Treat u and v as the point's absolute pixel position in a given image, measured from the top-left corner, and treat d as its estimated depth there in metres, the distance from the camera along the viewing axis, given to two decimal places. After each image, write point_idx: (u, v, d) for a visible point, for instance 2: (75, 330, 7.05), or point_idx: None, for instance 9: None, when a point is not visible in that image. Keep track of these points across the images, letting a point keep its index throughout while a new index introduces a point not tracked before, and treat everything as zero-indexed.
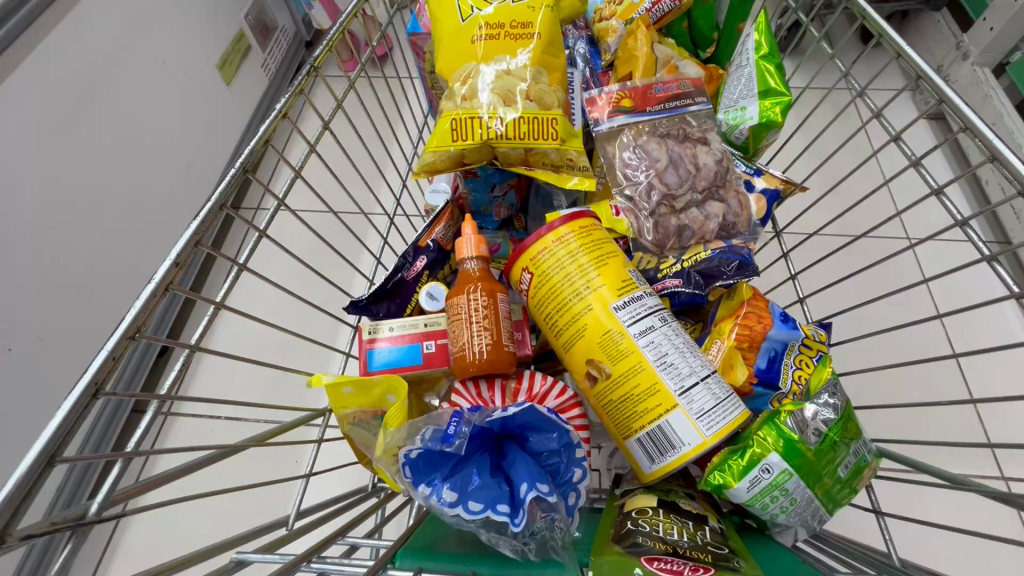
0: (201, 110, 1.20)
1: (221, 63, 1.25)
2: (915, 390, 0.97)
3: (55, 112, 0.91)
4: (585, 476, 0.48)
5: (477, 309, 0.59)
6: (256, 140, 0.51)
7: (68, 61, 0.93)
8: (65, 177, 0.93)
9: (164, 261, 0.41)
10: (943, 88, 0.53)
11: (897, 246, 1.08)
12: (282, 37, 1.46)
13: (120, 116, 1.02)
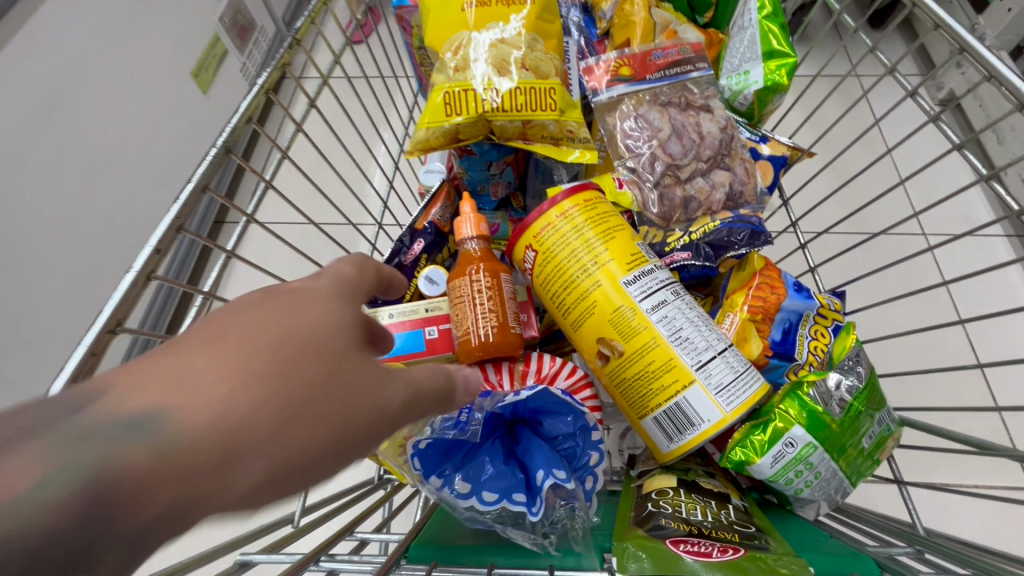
0: (186, 102, 1.15)
1: (197, 70, 1.17)
2: (923, 358, 0.96)
3: (32, 110, 0.86)
4: (602, 459, 0.46)
5: (481, 292, 0.57)
6: (238, 117, 0.47)
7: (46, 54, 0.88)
8: (43, 178, 0.88)
9: (144, 249, 0.38)
10: (963, 35, 0.50)
11: (901, 213, 1.06)
12: (262, 41, 1.37)
13: (98, 112, 0.97)
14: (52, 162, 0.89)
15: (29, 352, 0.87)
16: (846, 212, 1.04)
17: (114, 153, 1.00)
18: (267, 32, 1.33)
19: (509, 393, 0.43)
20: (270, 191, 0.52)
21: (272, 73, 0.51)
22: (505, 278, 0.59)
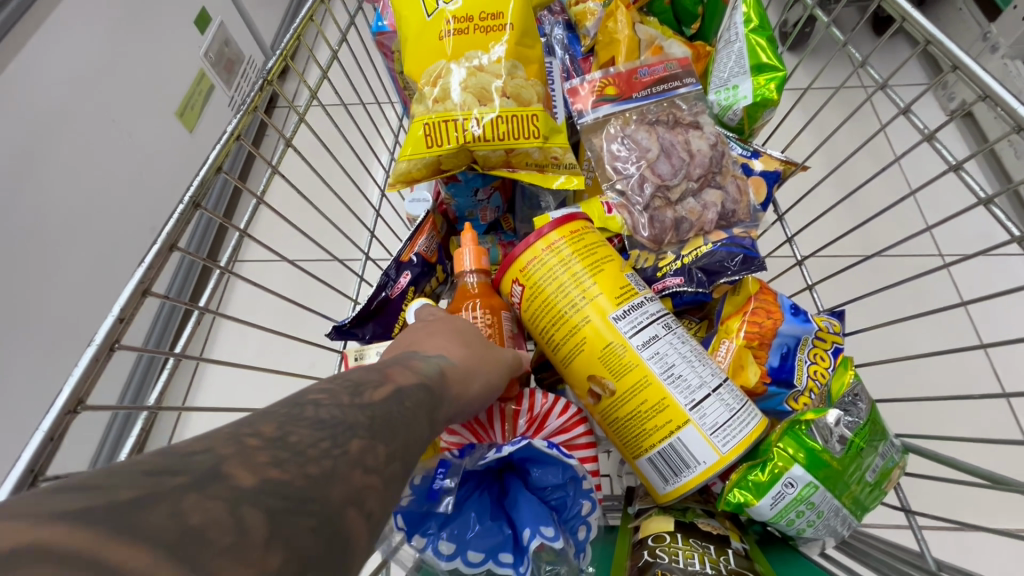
0: (173, 131, 1.14)
1: (182, 109, 1.16)
2: (936, 376, 0.93)
3: (15, 151, 0.85)
4: (594, 508, 0.45)
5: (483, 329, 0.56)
6: (206, 168, 0.45)
7: (27, 93, 0.87)
8: (28, 219, 0.87)
9: (106, 319, 0.37)
10: (955, 52, 0.48)
11: (914, 227, 1.03)
12: (250, 69, 1.37)
13: (82, 155, 0.95)
14: (38, 201, 0.88)
15: (18, 396, 0.85)
16: (855, 221, 1.01)
17: (101, 189, 0.99)
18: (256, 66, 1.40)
19: (491, 449, 0.44)
20: (246, 240, 0.50)
21: (242, 118, 0.50)
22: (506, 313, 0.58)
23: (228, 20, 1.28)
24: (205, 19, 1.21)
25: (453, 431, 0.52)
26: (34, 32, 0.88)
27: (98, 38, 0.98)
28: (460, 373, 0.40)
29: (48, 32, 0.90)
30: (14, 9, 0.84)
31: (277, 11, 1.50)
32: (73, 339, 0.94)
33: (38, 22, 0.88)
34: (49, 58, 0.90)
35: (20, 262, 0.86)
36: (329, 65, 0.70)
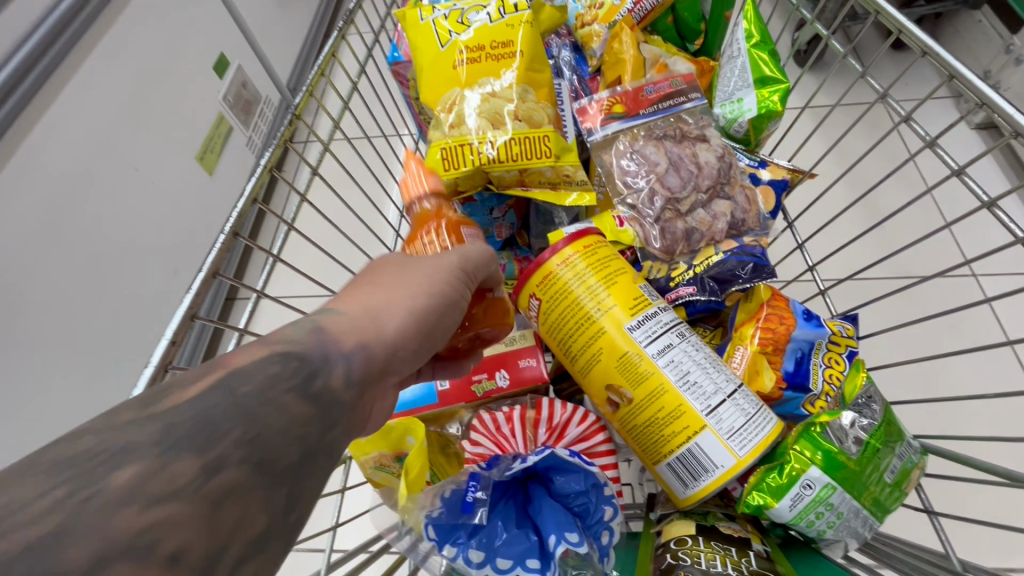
0: (193, 170, 1.20)
1: (202, 153, 1.22)
2: (959, 380, 0.92)
3: (48, 199, 0.90)
4: (616, 513, 0.46)
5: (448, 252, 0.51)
6: (243, 199, 0.49)
7: (60, 143, 0.92)
8: (60, 261, 0.92)
9: (160, 342, 0.40)
10: (950, 61, 0.50)
11: (934, 225, 1.01)
12: (266, 108, 1.44)
13: (111, 195, 1.01)
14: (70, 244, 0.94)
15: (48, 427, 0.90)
16: (868, 224, 0.99)
17: (125, 229, 1.04)
18: (272, 105, 1.47)
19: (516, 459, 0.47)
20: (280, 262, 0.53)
21: (274, 152, 0.54)
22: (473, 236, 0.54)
23: (245, 63, 1.34)
24: (224, 62, 1.27)
25: (476, 442, 0.56)
26: (66, 83, 0.93)
27: (127, 83, 1.04)
28: (352, 320, 0.36)
29: (81, 81, 0.95)
30: (46, 65, 0.89)
31: (293, 46, 1.55)
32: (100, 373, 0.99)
33: (69, 74, 0.93)
34: (81, 107, 0.96)
35: (53, 301, 0.91)
36: (350, 96, 0.74)
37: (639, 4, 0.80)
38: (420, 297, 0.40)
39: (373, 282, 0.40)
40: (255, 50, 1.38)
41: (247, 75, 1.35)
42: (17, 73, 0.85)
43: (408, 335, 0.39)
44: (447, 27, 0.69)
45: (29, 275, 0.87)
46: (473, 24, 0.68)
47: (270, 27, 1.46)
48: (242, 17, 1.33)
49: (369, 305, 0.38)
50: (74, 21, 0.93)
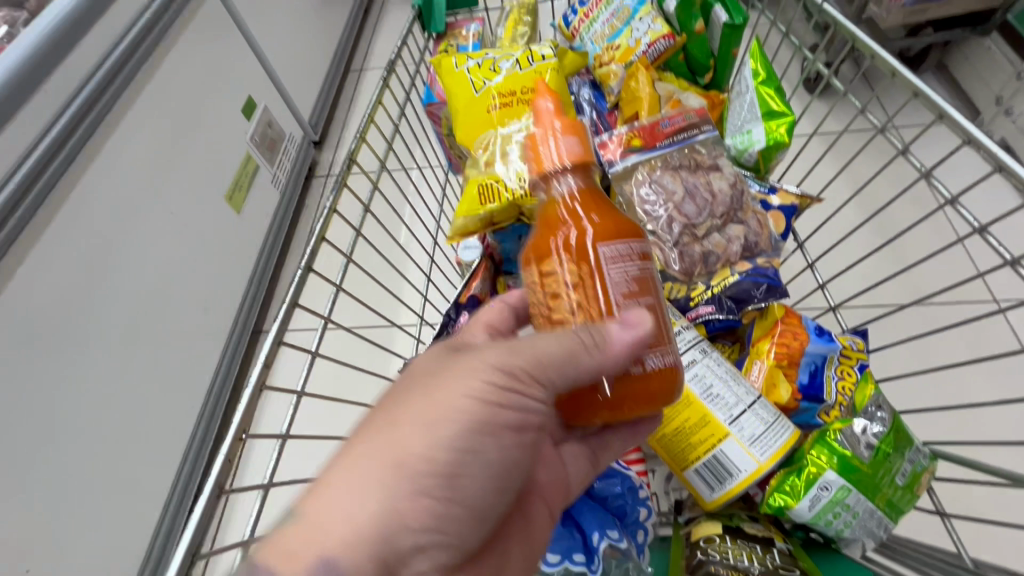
0: (223, 210, 1.21)
1: (230, 193, 1.23)
2: (972, 391, 0.95)
3: (92, 247, 0.92)
4: (649, 513, 0.53)
5: (567, 274, 0.44)
6: (313, 238, 0.56)
7: (104, 194, 0.95)
8: (110, 306, 0.95)
9: (256, 364, 0.46)
10: (938, 103, 0.56)
11: (947, 239, 1.05)
12: (291, 146, 1.46)
13: (164, 228, 1.06)
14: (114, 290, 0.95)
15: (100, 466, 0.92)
16: (881, 240, 1.04)
17: (173, 267, 1.08)
18: (295, 142, 1.48)
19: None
20: (342, 292, 0.60)
21: (336, 195, 0.61)
22: (608, 255, 0.43)
23: (272, 103, 1.38)
24: (252, 104, 1.30)
25: None
26: (112, 136, 0.96)
27: (176, 119, 1.09)
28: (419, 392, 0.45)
29: (131, 120, 1.00)
30: (90, 123, 0.92)
31: (319, 81, 1.59)
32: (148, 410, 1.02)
33: (113, 128, 0.97)
34: (126, 156, 0.99)
35: (104, 345, 0.94)
36: (390, 140, 0.83)
37: (653, 45, 0.86)
38: (443, 437, 0.39)
39: (399, 419, 0.40)
40: (280, 91, 1.42)
41: (274, 115, 1.38)
42: (64, 132, 0.88)
43: (432, 489, 0.38)
44: (480, 75, 0.77)
45: (78, 323, 0.90)
46: (503, 72, 0.76)
47: (297, 64, 1.49)
48: (268, 57, 1.37)
49: (396, 455, 0.38)
50: (115, 81, 0.97)
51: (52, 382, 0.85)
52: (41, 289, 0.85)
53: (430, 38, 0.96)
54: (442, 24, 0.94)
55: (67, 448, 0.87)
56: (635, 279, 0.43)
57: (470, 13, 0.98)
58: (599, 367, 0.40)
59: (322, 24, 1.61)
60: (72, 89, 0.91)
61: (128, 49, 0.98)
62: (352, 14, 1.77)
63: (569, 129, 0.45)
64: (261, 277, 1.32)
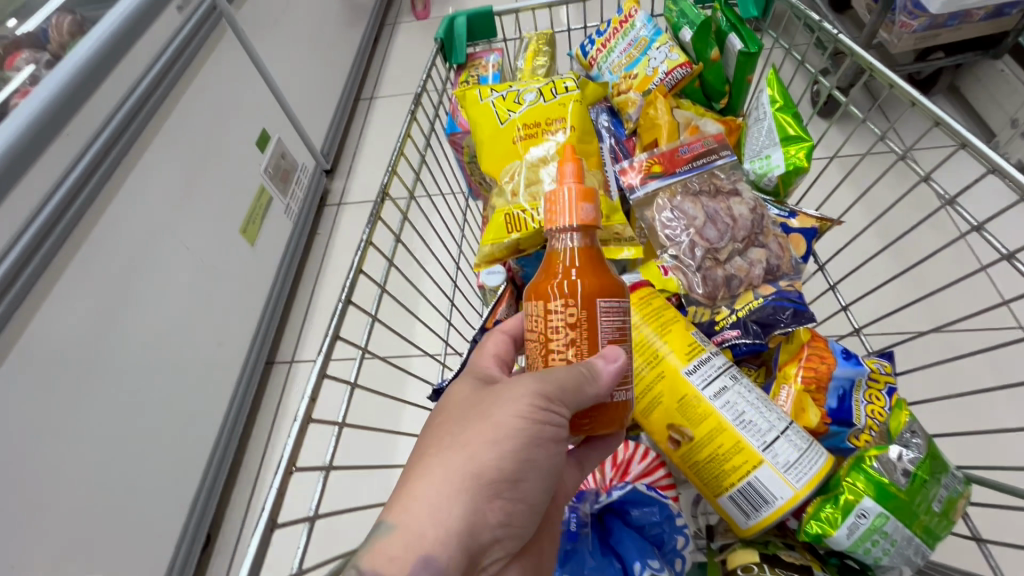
0: (237, 243, 1.22)
1: (245, 227, 1.24)
2: (1000, 410, 0.95)
3: (117, 275, 0.93)
4: (688, 542, 0.54)
5: (566, 319, 0.44)
6: (351, 271, 0.58)
7: (129, 223, 0.96)
8: (134, 334, 0.95)
9: (303, 398, 0.48)
10: (961, 133, 0.57)
11: (969, 267, 1.05)
12: (303, 176, 1.49)
13: (188, 254, 1.08)
14: (139, 318, 0.96)
15: (125, 495, 0.92)
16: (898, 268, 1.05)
17: (195, 293, 1.09)
18: (308, 172, 1.51)
19: (602, 494, 0.57)
20: (378, 322, 0.61)
21: (371, 227, 0.63)
22: (602, 309, 0.44)
23: (285, 135, 1.40)
24: (265, 136, 1.32)
25: None
26: (138, 165, 0.97)
27: (198, 147, 1.11)
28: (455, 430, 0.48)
29: (156, 149, 1.01)
30: (118, 152, 0.93)
31: (329, 109, 1.61)
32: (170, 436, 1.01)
33: (138, 157, 0.98)
34: (150, 185, 1.00)
35: (131, 370, 0.93)
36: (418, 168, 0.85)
37: (670, 74, 0.89)
38: (507, 450, 0.41)
39: (465, 441, 0.42)
40: (293, 122, 1.44)
41: (286, 147, 1.41)
42: (93, 161, 0.89)
43: (503, 490, 0.41)
44: (504, 106, 0.79)
45: (102, 351, 0.89)
46: (526, 103, 0.79)
47: (309, 92, 1.51)
48: (281, 88, 1.39)
49: (473, 469, 0.41)
50: (141, 111, 0.98)
51: (82, 410, 0.85)
52: (66, 318, 0.84)
53: (451, 69, 0.98)
54: (463, 55, 0.97)
55: (94, 478, 0.86)
56: (620, 328, 0.45)
57: (489, 44, 1.01)
58: (597, 396, 0.43)
59: (333, 54, 1.65)
60: (102, 118, 0.91)
61: (154, 81, 1.00)
62: (362, 43, 1.81)
63: (584, 192, 0.45)
64: (274, 306, 1.33)
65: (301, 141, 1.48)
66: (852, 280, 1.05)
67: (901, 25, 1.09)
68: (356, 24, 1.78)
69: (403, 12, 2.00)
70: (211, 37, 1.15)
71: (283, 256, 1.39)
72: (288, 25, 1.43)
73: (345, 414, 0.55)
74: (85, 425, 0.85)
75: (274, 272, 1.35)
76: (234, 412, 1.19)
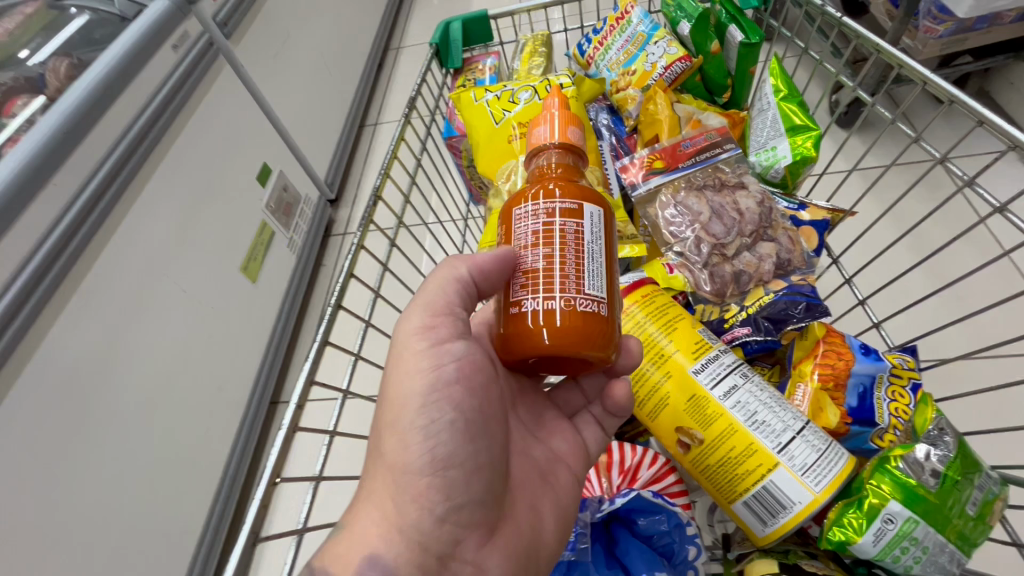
0: (238, 281, 1.16)
1: (246, 264, 1.18)
2: None
3: (113, 320, 0.86)
4: (700, 552, 0.52)
5: (506, 237, 0.45)
6: (342, 275, 0.56)
7: (124, 266, 0.89)
8: (133, 382, 0.89)
9: (289, 405, 0.46)
10: (977, 109, 0.54)
11: (992, 253, 1.00)
12: (306, 207, 1.44)
13: (198, 272, 1.04)
14: (135, 365, 0.90)
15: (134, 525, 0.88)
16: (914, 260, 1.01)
17: (197, 328, 1.04)
18: (311, 203, 1.47)
19: (605, 501, 0.55)
20: (371, 326, 0.58)
21: (363, 230, 0.61)
22: (520, 214, 0.43)
23: (288, 167, 1.36)
24: (267, 169, 1.27)
25: None
26: (136, 200, 0.92)
27: (203, 161, 1.07)
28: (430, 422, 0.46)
29: (167, 167, 0.98)
30: (115, 191, 0.87)
31: (332, 136, 1.58)
32: (168, 480, 0.96)
33: (135, 197, 0.92)
34: (148, 221, 0.94)
35: (130, 416, 0.88)
36: (415, 173, 0.83)
37: (670, 68, 0.87)
38: None
39: (386, 423, 0.41)
40: (295, 153, 1.39)
41: (289, 179, 1.36)
42: (88, 203, 0.83)
43: (428, 470, 0.39)
44: (500, 106, 0.78)
45: (94, 401, 0.82)
46: (522, 102, 0.77)
47: (312, 119, 1.47)
48: (284, 118, 1.35)
49: (388, 462, 0.41)
50: (148, 134, 0.93)
51: (86, 451, 0.81)
52: (65, 358, 0.79)
53: (448, 74, 0.97)
54: (459, 60, 0.95)
55: (100, 511, 0.82)
56: (542, 229, 0.42)
57: (485, 48, 1.00)
58: (467, 271, 0.44)
59: (338, 79, 1.62)
60: (100, 158, 0.85)
61: (151, 116, 0.94)
62: (368, 58, 1.82)
63: (565, 116, 0.47)
64: (277, 345, 1.27)
65: (303, 170, 1.44)
66: (869, 274, 1.01)
67: (926, 30, 1.06)
68: (361, 49, 1.76)
69: (407, 36, 1.99)
70: (209, 72, 1.10)
71: (287, 289, 1.34)
72: (291, 51, 1.39)
73: (337, 422, 0.53)
74: (90, 457, 0.81)
75: (277, 304, 1.29)
76: (242, 437, 1.15)
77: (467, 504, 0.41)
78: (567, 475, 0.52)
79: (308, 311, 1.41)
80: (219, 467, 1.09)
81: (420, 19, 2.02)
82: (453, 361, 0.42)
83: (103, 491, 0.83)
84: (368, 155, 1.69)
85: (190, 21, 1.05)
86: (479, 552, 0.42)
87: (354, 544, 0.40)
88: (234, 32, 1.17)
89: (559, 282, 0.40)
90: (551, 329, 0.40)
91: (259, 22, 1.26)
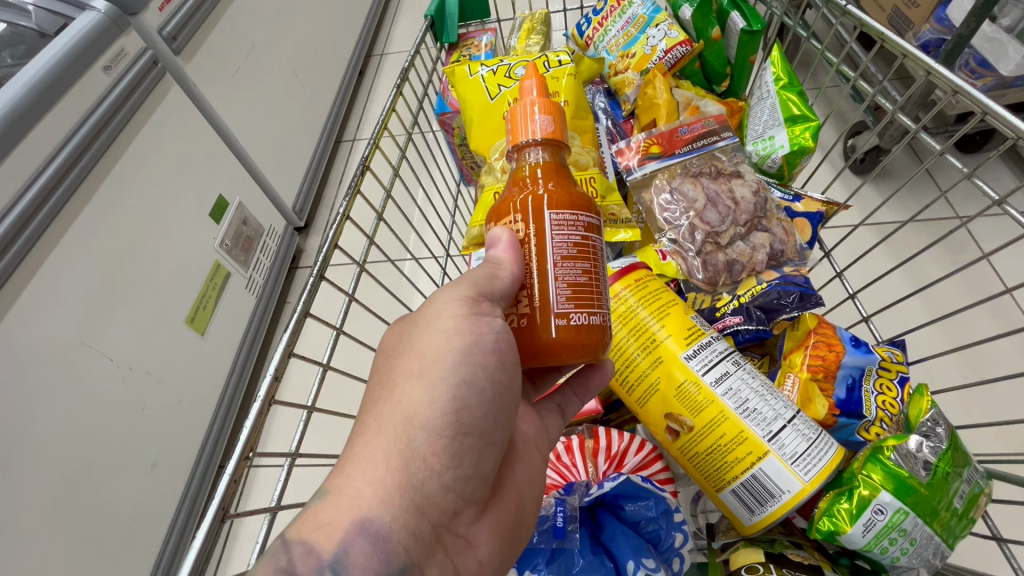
0: (184, 334, 1.03)
1: (192, 315, 1.05)
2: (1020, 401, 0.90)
3: (68, 320, 0.81)
4: (685, 540, 0.52)
5: (528, 235, 0.41)
6: (326, 245, 0.53)
7: (75, 265, 0.82)
8: (57, 433, 0.78)
9: (265, 378, 0.43)
10: (984, 101, 0.53)
11: (972, 256, 1.04)
12: (271, 240, 1.33)
13: (167, 258, 0.98)
14: (47, 428, 0.77)
15: (92, 527, 0.83)
16: (894, 261, 1.03)
17: (127, 393, 0.90)
18: (275, 234, 1.35)
19: (592, 486, 0.54)
20: (355, 300, 0.54)
21: (349, 200, 0.57)
22: (553, 220, 0.40)
23: (246, 197, 1.22)
24: (223, 203, 1.13)
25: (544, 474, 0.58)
26: (65, 232, 0.80)
27: (177, 146, 1.01)
28: None
29: (138, 146, 0.92)
30: (52, 207, 0.78)
31: (301, 157, 1.44)
32: (112, 513, 0.87)
33: (75, 214, 0.82)
34: (104, 225, 0.86)
35: (62, 465, 0.78)
36: (406, 145, 0.78)
37: (670, 51, 0.85)
38: (450, 387, 0.37)
39: (396, 384, 0.38)
40: (256, 176, 1.26)
41: (249, 211, 1.23)
42: (13, 228, 0.73)
43: (450, 432, 0.37)
44: (496, 81, 0.76)
45: (44, 402, 0.77)
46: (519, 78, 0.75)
47: (275, 136, 1.33)
48: (241, 138, 1.20)
49: (399, 413, 0.37)
50: (116, 116, 0.88)
51: (37, 446, 0.75)
52: (22, 350, 0.74)
53: (443, 49, 0.94)
54: (454, 36, 0.92)
55: (53, 514, 0.77)
56: (580, 241, 0.41)
57: (482, 24, 0.96)
58: None
59: (314, 82, 1.50)
60: (20, 184, 0.74)
61: (79, 145, 0.81)
62: (359, 38, 1.78)
63: (546, 103, 0.43)
64: (242, 365, 1.19)
65: (268, 197, 1.32)
66: (860, 268, 1.03)
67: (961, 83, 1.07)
68: (338, 56, 1.64)
69: (391, 40, 1.87)
70: (158, 87, 0.98)
71: (258, 298, 1.27)
72: (261, 57, 1.27)
73: (316, 396, 0.51)
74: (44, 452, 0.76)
75: (239, 337, 1.19)
76: (212, 439, 1.10)
77: (474, 476, 0.39)
78: (542, 457, 0.50)
79: (273, 338, 1.32)
80: (180, 485, 1.02)
81: (405, 17, 1.91)
82: (459, 319, 0.39)
83: (45, 507, 0.76)
84: (346, 169, 1.58)
85: (129, 37, 0.92)
86: (471, 526, 0.40)
87: (343, 507, 0.35)
88: (185, 47, 1.04)
89: (594, 297, 0.41)
90: (563, 328, 0.39)
91: (219, 27, 1.14)
